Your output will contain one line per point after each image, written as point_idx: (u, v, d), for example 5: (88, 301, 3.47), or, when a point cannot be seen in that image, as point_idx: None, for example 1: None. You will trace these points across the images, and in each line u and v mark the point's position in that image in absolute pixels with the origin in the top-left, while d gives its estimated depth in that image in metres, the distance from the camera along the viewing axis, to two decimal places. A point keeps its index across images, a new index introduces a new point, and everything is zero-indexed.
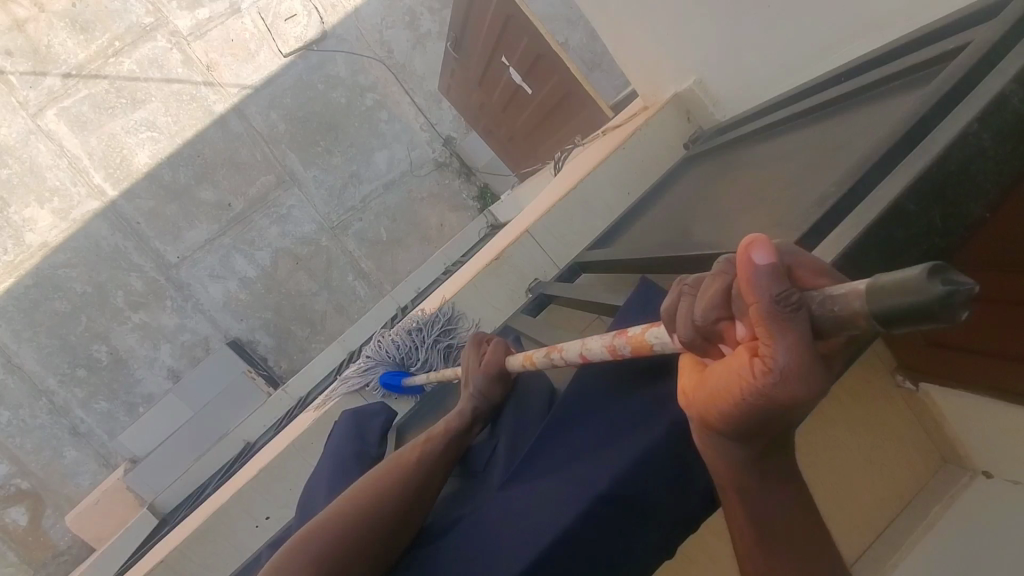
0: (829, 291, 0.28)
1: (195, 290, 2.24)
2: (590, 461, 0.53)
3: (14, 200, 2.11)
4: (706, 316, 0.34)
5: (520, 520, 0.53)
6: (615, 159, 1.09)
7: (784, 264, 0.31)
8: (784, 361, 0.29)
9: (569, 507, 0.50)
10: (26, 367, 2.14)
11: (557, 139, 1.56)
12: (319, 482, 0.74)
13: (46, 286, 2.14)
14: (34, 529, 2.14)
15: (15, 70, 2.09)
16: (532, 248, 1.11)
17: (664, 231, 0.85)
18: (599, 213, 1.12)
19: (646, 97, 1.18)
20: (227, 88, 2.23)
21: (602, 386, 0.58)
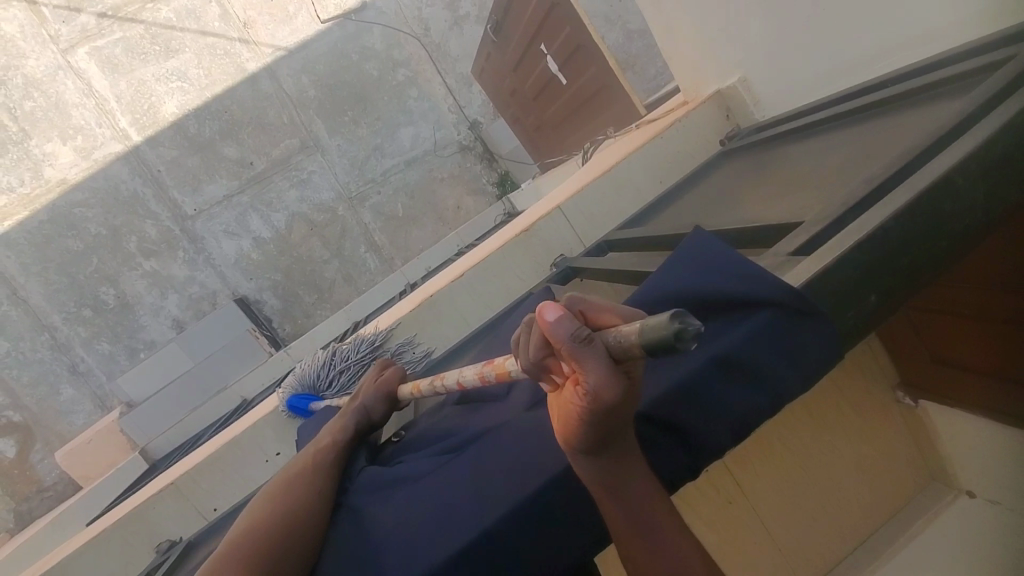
0: (613, 329, 0.35)
1: (208, 244, 2.25)
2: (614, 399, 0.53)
3: (36, 134, 2.11)
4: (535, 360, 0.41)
5: (511, 453, 0.55)
6: (653, 147, 1.10)
7: (576, 311, 0.39)
8: (593, 386, 0.36)
9: None
10: (30, 300, 2.15)
11: (588, 130, 1.58)
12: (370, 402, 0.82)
13: (60, 223, 2.14)
14: (22, 462, 2.15)
15: (49, 3, 2.08)
16: (560, 224, 1.11)
17: (702, 214, 0.87)
18: (631, 198, 1.12)
19: (687, 92, 1.20)
20: (261, 47, 2.23)
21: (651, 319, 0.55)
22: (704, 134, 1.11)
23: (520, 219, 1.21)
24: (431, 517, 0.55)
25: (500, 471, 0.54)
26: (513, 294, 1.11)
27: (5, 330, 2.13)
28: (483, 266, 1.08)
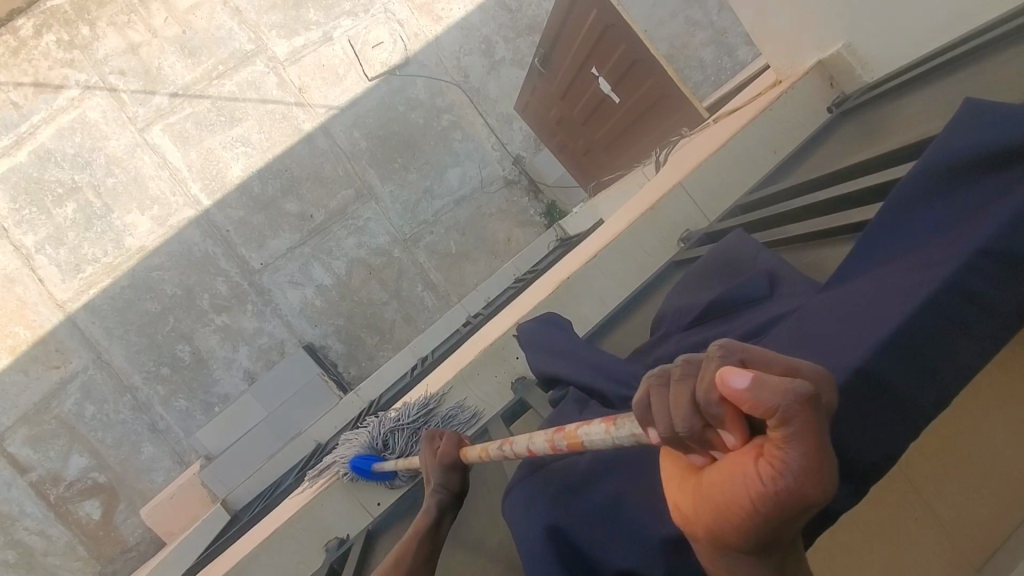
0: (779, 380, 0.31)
1: (275, 296, 2.34)
2: (902, 267, 0.55)
3: (117, 207, 2.28)
4: (684, 429, 0.36)
5: (835, 316, 0.56)
6: (764, 118, 1.14)
7: (736, 361, 0.34)
8: (797, 471, 0.31)
9: (903, 296, 0.51)
10: (114, 363, 2.25)
11: (643, 144, 1.63)
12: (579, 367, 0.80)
13: (140, 287, 2.27)
14: (107, 523, 2.20)
15: (127, 88, 2.29)
16: (683, 199, 1.17)
17: (857, 137, 1.02)
18: (759, 163, 1.15)
19: (780, 70, 1.24)
20: (316, 108, 2.39)
21: (934, 179, 0.56)
22: (811, 104, 1.13)
23: (643, 194, 1.27)
24: None
25: (823, 326, 0.57)
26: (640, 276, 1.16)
27: (91, 393, 2.24)
28: (614, 244, 1.15)
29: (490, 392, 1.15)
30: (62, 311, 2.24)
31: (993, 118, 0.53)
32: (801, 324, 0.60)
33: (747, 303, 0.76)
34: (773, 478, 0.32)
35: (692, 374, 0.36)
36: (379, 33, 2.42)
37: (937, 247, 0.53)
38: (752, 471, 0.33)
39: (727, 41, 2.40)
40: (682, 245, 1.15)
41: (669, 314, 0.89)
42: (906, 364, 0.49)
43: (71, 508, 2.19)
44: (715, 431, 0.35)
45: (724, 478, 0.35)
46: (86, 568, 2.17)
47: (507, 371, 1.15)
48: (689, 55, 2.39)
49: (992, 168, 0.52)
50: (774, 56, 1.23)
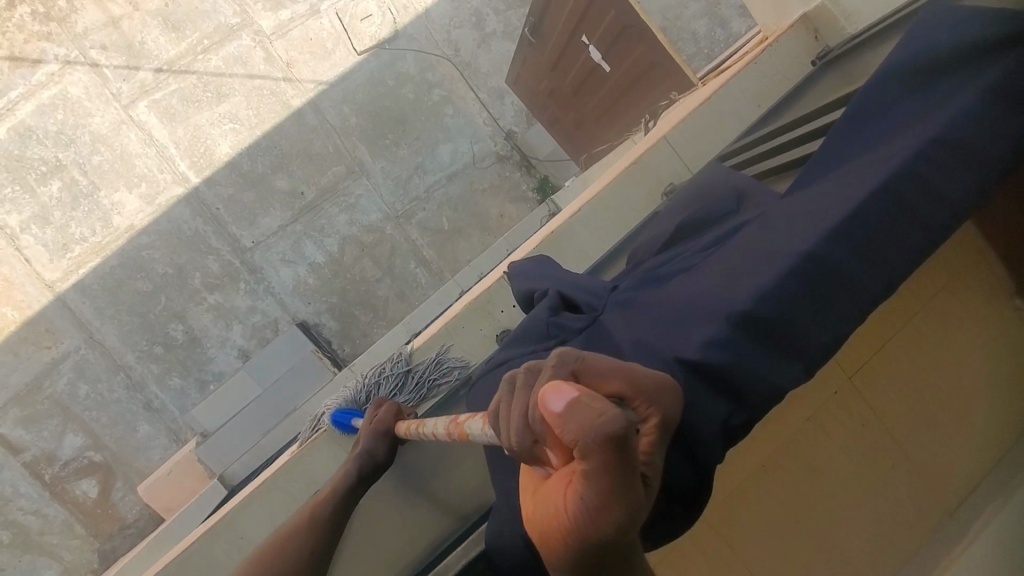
0: (590, 410, 0.35)
1: (268, 274, 2.33)
2: (859, 162, 0.59)
3: (104, 185, 2.25)
4: (525, 438, 0.42)
5: (793, 212, 0.60)
6: (748, 72, 1.15)
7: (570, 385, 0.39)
8: (590, 499, 0.36)
9: (862, 184, 0.55)
10: (107, 343, 2.24)
11: (634, 112, 1.63)
12: (564, 282, 0.85)
13: (130, 266, 2.26)
14: (104, 501, 2.21)
15: (110, 63, 2.25)
16: (666, 152, 1.17)
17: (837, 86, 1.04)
18: (739, 117, 1.16)
19: (768, 28, 1.25)
20: (305, 83, 2.36)
21: (895, 87, 0.62)
22: (795, 57, 1.15)
23: (627, 153, 1.27)
24: (696, 296, 0.60)
25: (784, 220, 0.60)
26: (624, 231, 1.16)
27: (84, 373, 2.23)
28: (597, 200, 1.15)
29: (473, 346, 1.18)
30: (51, 291, 2.21)
31: (952, 26, 0.58)
32: (761, 224, 0.62)
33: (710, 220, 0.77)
34: (575, 505, 0.37)
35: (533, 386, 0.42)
36: (367, 5, 2.38)
37: (893, 142, 0.57)
38: (566, 482, 0.38)
39: (720, 12, 2.39)
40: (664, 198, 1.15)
41: (642, 249, 0.91)
42: (863, 244, 0.53)
43: (67, 487, 2.20)
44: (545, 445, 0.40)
45: (545, 495, 0.41)
46: (85, 545, 2.18)
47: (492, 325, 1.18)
48: (682, 28, 2.38)
49: (943, 75, 0.58)
50: (762, 12, 1.26)
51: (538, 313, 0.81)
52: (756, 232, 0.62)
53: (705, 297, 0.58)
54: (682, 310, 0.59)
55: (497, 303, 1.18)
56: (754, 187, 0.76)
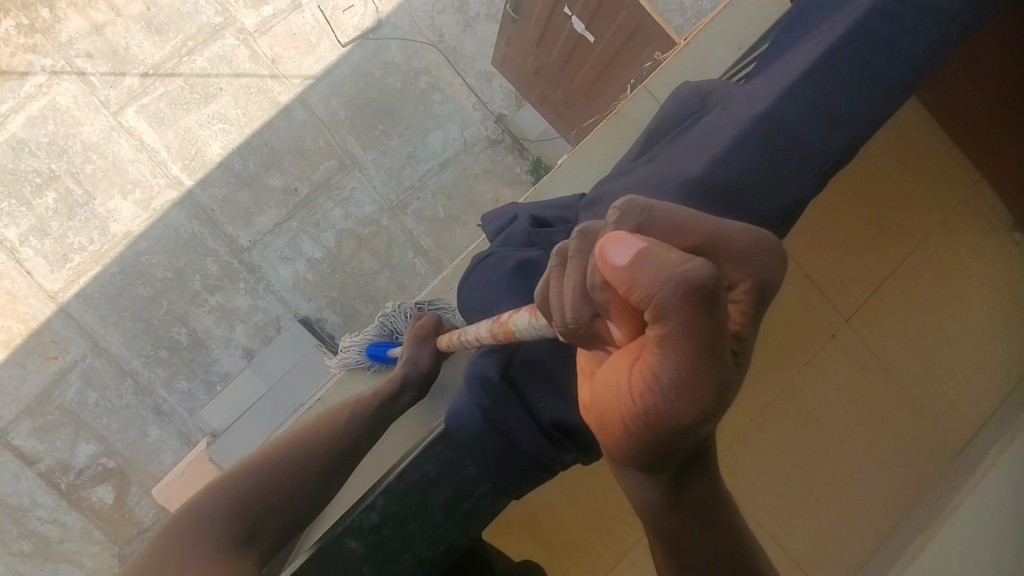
0: (669, 262, 0.39)
1: (266, 272, 2.33)
2: (789, 62, 0.91)
3: (99, 193, 2.25)
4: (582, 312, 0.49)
5: (745, 99, 0.89)
6: (712, 29, 1.38)
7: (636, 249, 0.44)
8: (672, 350, 0.41)
9: (789, 74, 0.87)
10: (112, 349, 2.25)
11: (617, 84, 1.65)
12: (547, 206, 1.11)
13: (130, 273, 2.27)
14: (120, 506, 2.23)
15: (96, 71, 2.25)
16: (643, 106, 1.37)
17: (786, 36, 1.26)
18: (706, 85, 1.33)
19: None
20: (291, 79, 2.35)
21: (811, 20, 0.97)
22: (753, 13, 1.40)
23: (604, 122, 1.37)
24: (676, 161, 0.87)
25: (738, 105, 0.89)
26: None
27: (92, 380, 2.24)
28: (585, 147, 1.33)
29: None
30: (54, 301, 2.23)
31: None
32: (721, 112, 0.91)
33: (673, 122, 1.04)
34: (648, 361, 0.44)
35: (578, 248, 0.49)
36: None
37: (810, 45, 0.90)
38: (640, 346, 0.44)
39: None
40: None
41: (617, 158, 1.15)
42: (791, 112, 0.83)
43: (83, 494, 2.22)
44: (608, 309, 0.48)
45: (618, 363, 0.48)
46: (105, 551, 2.21)
47: None
48: None
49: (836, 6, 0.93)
50: None
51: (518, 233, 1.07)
52: (716, 117, 0.91)
53: (683, 160, 0.85)
54: (666, 170, 0.86)
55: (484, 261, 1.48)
56: (709, 89, 1.03)
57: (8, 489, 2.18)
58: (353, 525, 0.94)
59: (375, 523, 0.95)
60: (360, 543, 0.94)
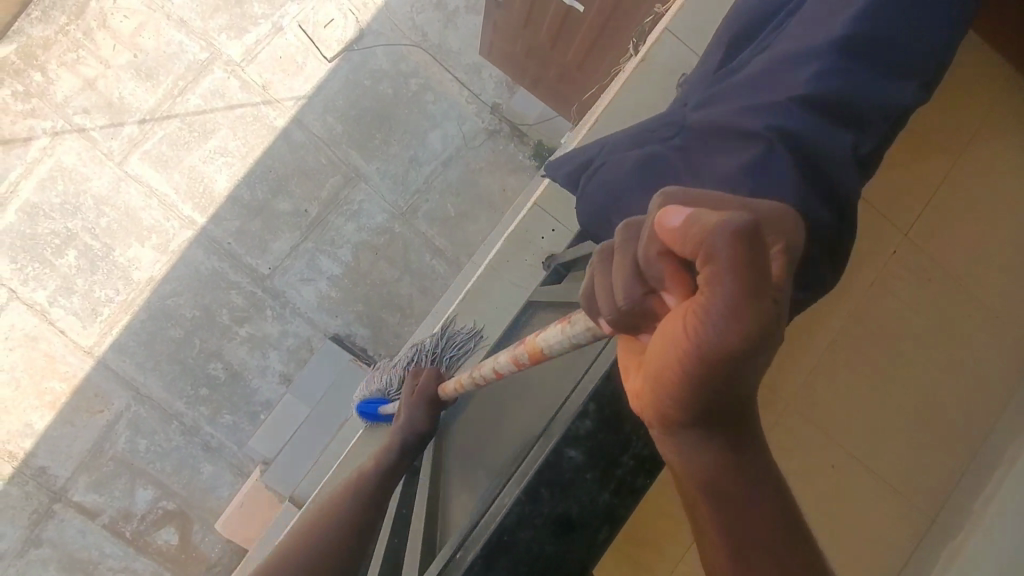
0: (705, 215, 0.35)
1: (290, 296, 2.35)
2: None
3: (117, 244, 2.28)
4: (624, 295, 0.44)
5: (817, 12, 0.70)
6: None
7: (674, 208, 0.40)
8: (710, 325, 0.35)
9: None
10: (154, 395, 2.29)
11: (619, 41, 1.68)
12: (617, 146, 0.85)
13: (160, 317, 2.30)
14: (186, 546, 2.26)
15: (95, 125, 2.28)
16: (672, 51, 1.31)
17: None
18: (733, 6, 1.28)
19: None
20: (284, 102, 2.37)
21: None
22: None
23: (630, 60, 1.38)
24: (743, 105, 0.69)
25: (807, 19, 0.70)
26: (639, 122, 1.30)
27: (140, 428, 2.28)
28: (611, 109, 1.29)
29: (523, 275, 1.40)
30: (91, 356, 2.27)
31: None
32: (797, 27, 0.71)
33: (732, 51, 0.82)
34: (679, 319, 0.38)
35: (644, 263, 0.42)
36: (328, 11, 2.38)
37: None
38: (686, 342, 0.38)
39: None
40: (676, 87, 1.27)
41: (687, 88, 0.87)
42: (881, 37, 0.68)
43: (149, 539, 2.25)
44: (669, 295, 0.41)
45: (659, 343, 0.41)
46: None
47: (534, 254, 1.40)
48: None
49: None
50: None
51: (594, 181, 0.83)
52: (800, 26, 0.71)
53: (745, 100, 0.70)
54: (738, 116, 0.68)
55: (534, 232, 1.40)
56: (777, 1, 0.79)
57: (75, 545, 2.22)
58: (572, 434, 0.73)
59: (590, 431, 0.74)
60: (580, 451, 0.74)
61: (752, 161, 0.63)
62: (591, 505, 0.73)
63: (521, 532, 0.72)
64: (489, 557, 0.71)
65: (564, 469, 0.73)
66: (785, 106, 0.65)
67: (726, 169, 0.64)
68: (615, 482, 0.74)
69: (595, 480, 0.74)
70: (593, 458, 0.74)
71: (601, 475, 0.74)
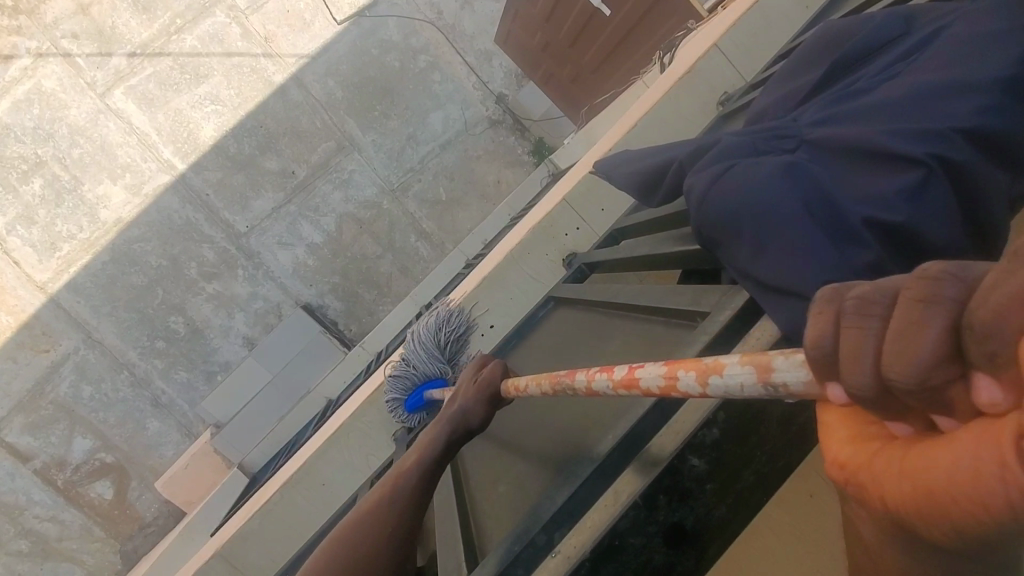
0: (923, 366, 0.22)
1: (265, 259, 2.27)
2: None
3: (87, 179, 2.17)
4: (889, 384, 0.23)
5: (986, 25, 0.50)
6: None
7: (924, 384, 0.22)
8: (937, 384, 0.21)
9: None
10: (106, 341, 2.18)
11: (643, 50, 1.71)
12: (711, 151, 0.61)
13: (122, 261, 2.19)
14: (120, 501, 2.17)
15: (81, 52, 2.15)
16: (720, 60, 1.24)
17: None
18: (783, 30, 1.25)
19: None
20: (286, 58, 2.29)
21: None
22: None
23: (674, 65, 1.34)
24: (862, 133, 0.50)
25: (959, 36, 0.51)
26: (688, 134, 1.25)
27: (86, 373, 2.17)
28: (654, 110, 1.24)
29: (543, 270, 1.24)
30: (43, 292, 2.14)
31: None
32: (949, 45, 0.51)
33: (843, 64, 0.61)
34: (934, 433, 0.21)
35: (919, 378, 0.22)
36: None
37: None
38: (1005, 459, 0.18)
39: None
40: (719, 107, 1.23)
41: (765, 110, 0.70)
42: None
43: (81, 491, 2.15)
44: (974, 370, 0.20)
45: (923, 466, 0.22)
46: (105, 548, 2.15)
47: (559, 248, 1.24)
48: None
49: None
50: None
51: (693, 179, 0.59)
52: (952, 48, 0.51)
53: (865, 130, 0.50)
54: (859, 147, 0.50)
55: (559, 227, 1.24)
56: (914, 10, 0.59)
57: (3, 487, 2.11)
58: (693, 440, 0.52)
59: (716, 439, 0.52)
60: (704, 457, 0.52)
61: (902, 188, 0.46)
62: (709, 524, 0.53)
63: (629, 541, 0.52)
64: (598, 562, 0.52)
65: (681, 477, 0.52)
66: (921, 151, 0.46)
67: (877, 192, 0.47)
68: (734, 497, 0.54)
69: (714, 492, 0.53)
70: (717, 469, 0.53)
71: (721, 488, 0.53)
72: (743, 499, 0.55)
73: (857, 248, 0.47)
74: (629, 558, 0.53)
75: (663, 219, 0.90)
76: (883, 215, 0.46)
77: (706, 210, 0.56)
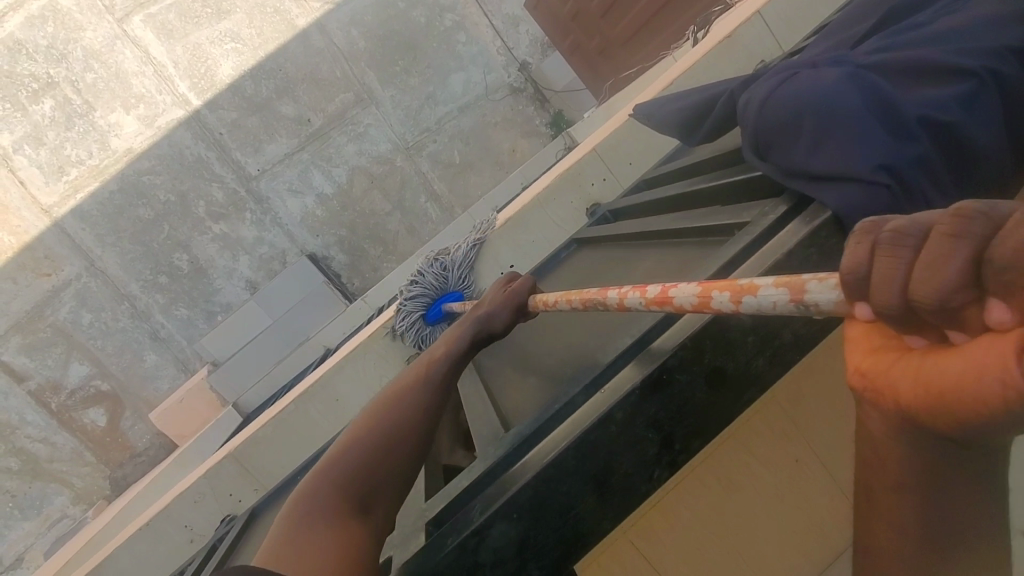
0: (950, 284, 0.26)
1: (274, 205, 2.27)
2: None
3: (99, 105, 2.14)
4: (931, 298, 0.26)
5: None
6: None
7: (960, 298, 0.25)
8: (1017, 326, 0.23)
9: None
10: (109, 271, 2.18)
11: (677, 26, 1.70)
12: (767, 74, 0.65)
13: (130, 192, 2.18)
14: (113, 429, 2.20)
15: None
16: (760, 30, 1.25)
17: None
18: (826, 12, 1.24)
19: None
20: (311, 3, 2.25)
21: None
22: None
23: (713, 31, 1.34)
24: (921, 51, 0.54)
25: None
26: None
27: (87, 301, 2.17)
28: (690, 70, 1.25)
29: (566, 216, 1.27)
30: (48, 216, 2.13)
31: None
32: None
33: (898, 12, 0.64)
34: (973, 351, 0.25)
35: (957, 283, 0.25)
36: None
37: None
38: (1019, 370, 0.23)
39: None
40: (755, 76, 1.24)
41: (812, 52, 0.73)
42: None
43: (74, 415, 2.18)
44: (990, 295, 0.25)
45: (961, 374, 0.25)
46: (94, 473, 2.19)
47: (583, 196, 1.26)
48: None
49: None
50: None
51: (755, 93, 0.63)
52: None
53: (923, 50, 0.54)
54: (915, 62, 0.53)
55: (585, 175, 1.26)
56: None
57: None
58: None
59: None
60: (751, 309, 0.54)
61: (959, 95, 0.50)
62: (749, 372, 0.55)
63: (676, 378, 0.54)
64: (646, 393, 0.54)
65: (729, 329, 0.54)
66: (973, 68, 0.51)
67: (933, 97, 0.51)
68: (776, 351, 0.55)
69: (757, 345, 0.54)
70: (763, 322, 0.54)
71: (763, 343, 0.55)
72: (783, 359, 0.56)
73: (909, 142, 0.50)
74: (672, 395, 0.54)
75: (695, 165, 0.93)
76: (934, 115, 0.50)
77: (766, 120, 0.60)
